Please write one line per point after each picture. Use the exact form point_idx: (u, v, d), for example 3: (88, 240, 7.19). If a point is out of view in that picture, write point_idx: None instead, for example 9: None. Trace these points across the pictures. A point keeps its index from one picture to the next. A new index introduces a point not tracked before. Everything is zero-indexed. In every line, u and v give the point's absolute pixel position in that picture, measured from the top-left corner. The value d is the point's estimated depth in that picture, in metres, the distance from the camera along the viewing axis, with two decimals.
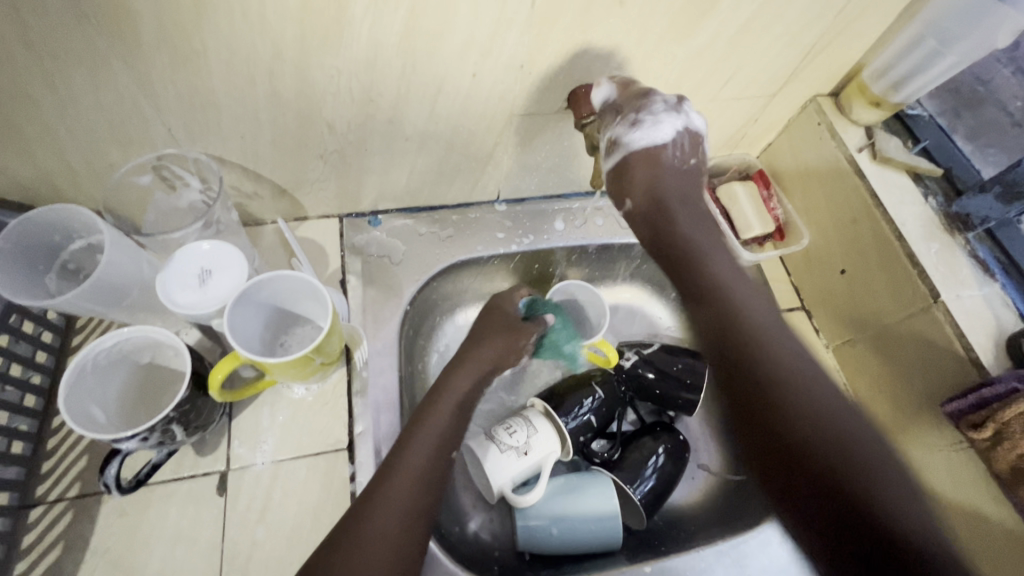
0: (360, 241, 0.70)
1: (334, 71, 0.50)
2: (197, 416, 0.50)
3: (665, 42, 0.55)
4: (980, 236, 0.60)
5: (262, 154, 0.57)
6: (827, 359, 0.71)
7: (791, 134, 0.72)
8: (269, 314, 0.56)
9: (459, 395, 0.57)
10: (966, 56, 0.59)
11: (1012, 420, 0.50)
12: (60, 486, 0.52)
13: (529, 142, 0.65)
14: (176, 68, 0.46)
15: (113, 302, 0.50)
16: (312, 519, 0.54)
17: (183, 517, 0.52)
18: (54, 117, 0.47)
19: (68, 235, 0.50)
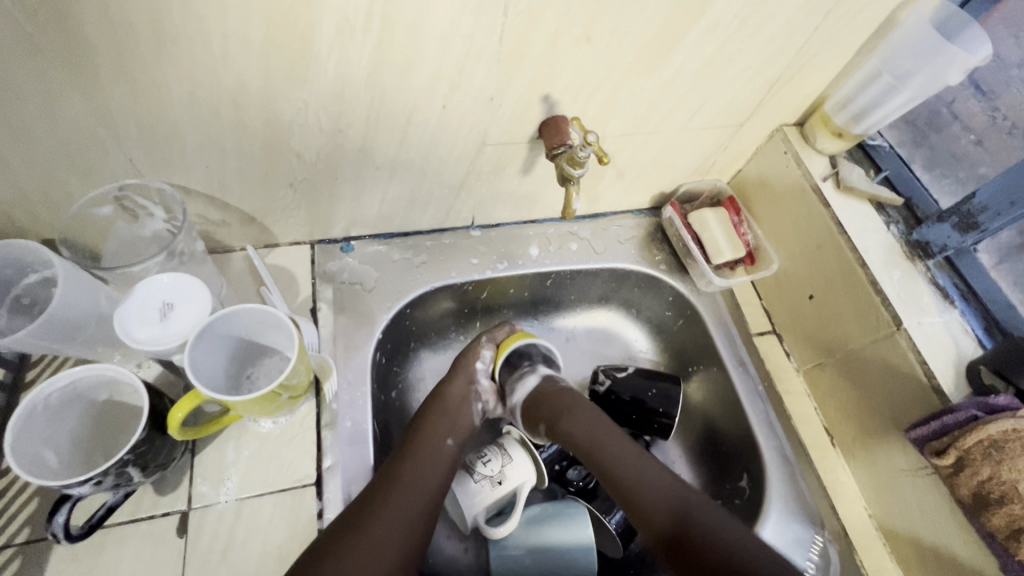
0: (332, 268, 0.69)
1: (301, 103, 0.50)
2: (156, 455, 0.48)
3: (632, 75, 0.56)
4: (940, 264, 0.62)
5: (229, 183, 0.57)
6: (798, 383, 0.72)
7: (759, 162, 0.74)
8: (234, 347, 0.55)
9: (438, 434, 0.61)
10: (921, 91, 0.61)
11: (972, 447, 0.50)
12: (8, 531, 0.49)
13: (501, 170, 0.65)
14: (136, 100, 0.45)
15: (67, 339, 0.48)
16: (276, 559, 0.52)
17: (140, 560, 0.50)
18: (7, 149, 0.46)
19: (21, 268, 0.48)
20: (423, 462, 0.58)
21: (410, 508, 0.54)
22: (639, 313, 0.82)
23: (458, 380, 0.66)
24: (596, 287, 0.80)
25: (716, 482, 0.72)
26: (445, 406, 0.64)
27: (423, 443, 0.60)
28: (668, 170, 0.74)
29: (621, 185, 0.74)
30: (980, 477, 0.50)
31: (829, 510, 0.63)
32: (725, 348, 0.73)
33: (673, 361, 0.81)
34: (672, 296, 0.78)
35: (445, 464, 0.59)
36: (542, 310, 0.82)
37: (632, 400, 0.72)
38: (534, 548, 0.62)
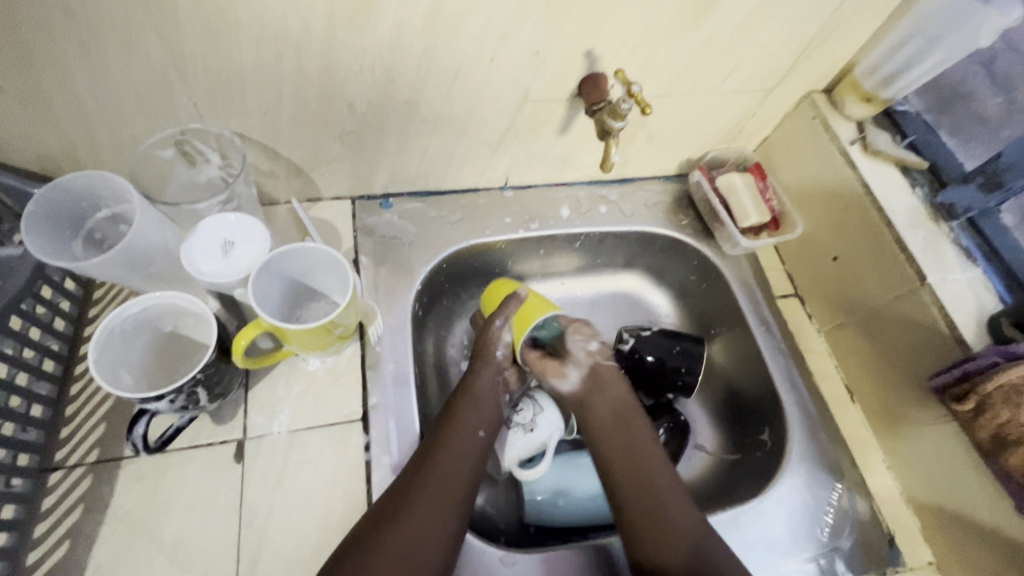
0: (372, 223, 0.72)
1: (359, 50, 0.52)
2: (220, 381, 0.51)
3: (672, 33, 0.58)
4: (963, 225, 0.64)
5: (283, 131, 0.59)
6: (819, 343, 0.74)
7: (786, 128, 0.76)
8: (288, 287, 0.57)
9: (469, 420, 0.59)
10: (950, 55, 0.63)
11: (992, 391, 0.53)
12: (79, 452, 0.53)
13: (538, 129, 0.67)
14: (208, 42, 0.48)
15: (139, 269, 0.51)
16: (327, 486, 0.55)
17: (201, 483, 0.54)
18: (85, 87, 0.49)
19: (94, 203, 0.51)
20: (454, 451, 0.56)
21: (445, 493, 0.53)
22: (663, 277, 0.85)
23: (487, 365, 0.64)
24: (623, 250, 0.83)
25: (738, 437, 0.75)
26: (476, 395, 0.61)
27: (459, 421, 0.59)
28: (697, 135, 0.76)
29: (651, 149, 0.76)
30: (999, 421, 0.53)
31: (849, 461, 0.66)
32: (750, 309, 0.75)
33: (696, 324, 0.83)
34: (697, 259, 0.80)
35: (475, 454, 0.57)
36: (569, 272, 0.84)
37: (656, 359, 0.74)
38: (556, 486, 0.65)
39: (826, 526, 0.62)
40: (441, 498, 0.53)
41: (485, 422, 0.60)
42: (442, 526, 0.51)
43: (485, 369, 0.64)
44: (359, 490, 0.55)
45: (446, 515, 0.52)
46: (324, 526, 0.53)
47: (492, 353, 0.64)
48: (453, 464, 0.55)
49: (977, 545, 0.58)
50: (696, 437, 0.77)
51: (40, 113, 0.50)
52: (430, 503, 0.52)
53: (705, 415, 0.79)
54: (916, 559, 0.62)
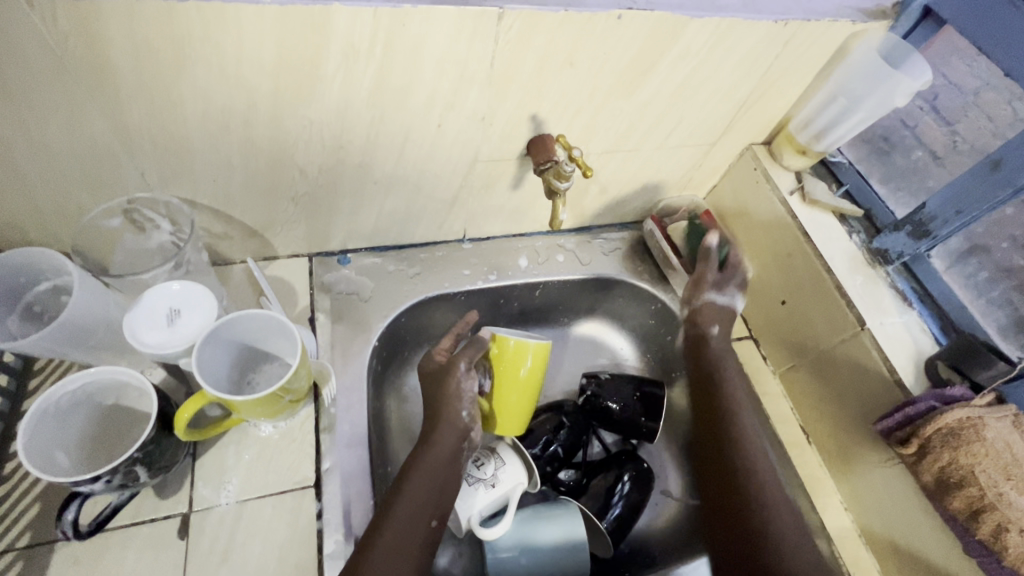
0: (329, 279, 0.72)
1: (307, 121, 0.53)
2: (162, 456, 0.50)
3: (612, 98, 0.61)
4: (898, 269, 0.68)
5: (235, 197, 0.60)
6: (775, 385, 0.76)
7: (732, 178, 0.80)
8: (236, 353, 0.57)
9: (428, 488, 0.56)
10: (875, 112, 0.67)
11: (931, 435, 0.54)
12: (9, 536, 0.50)
13: (492, 186, 0.69)
14: (153, 118, 0.49)
15: (79, 341, 0.50)
16: (276, 559, 0.53)
17: (141, 562, 0.51)
18: (27, 163, 0.49)
19: (34, 276, 0.51)
20: (406, 528, 0.53)
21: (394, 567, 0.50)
22: (623, 322, 0.86)
23: (449, 431, 0.60)
24: (583, 297, 0.84)
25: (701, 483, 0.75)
26: (435, 465, 0.58)
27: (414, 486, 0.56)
28: (648, 185, 0.78)
29: (605, 200, 0.79)
30: (940, 463, 0.54)
31: (807, 504, 0.67)
32: (707, 353, 0.77)
33: (657, 367, 0.84)
34: (654, 304, 0.82)
35: (416, 548, 0.53)
36: (531, 319, 0.85)
37: (619, 407, 0.74)
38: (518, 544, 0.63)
39: None
40: None
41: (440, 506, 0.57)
42: None
43: (439, 447, 0.59)
44: (310, 562, 0.54)
45: None
46: None
47: (455, 413, 0.61)
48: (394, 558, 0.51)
49: None
50: (662, 482, 0.78)
51: None
52: None
53: (669, 460, 0.79)
54: None
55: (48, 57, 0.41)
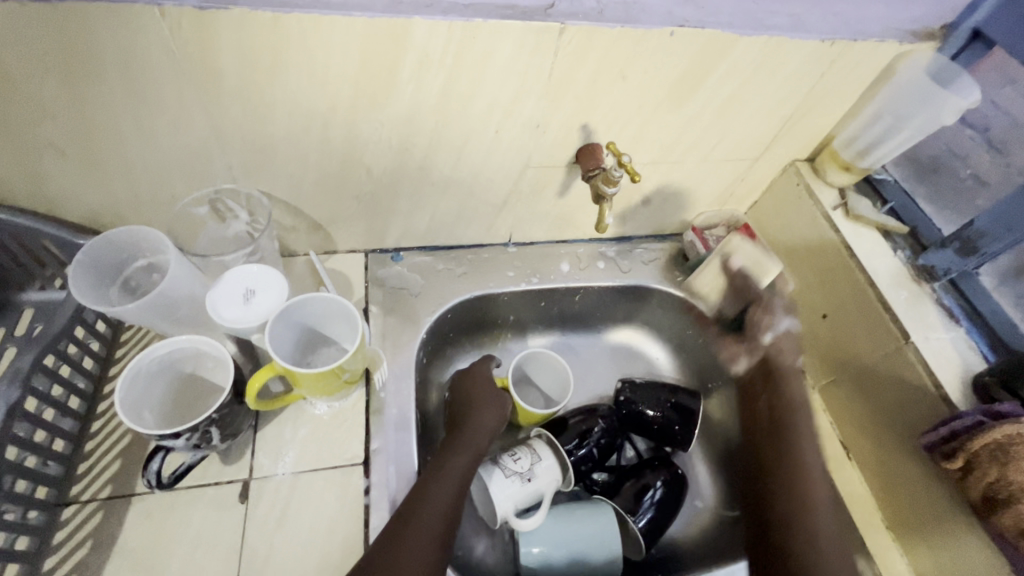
0: (383, 274, 0.76)
1: (378, 123, 0.58)
2: (232, 421, 0.54)
3: (660, 110, 0.64)
4: (945, 286, 0.67)
5: (306, 192, 0.65)
6: (814, 399, 0.76)
7: (774, 194, 0.81)
8: (300, 334, 0.61)
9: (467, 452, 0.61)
10: (921, 131, 0.69)
11: (979, 450, 0.54)
12: (92, 488, 0.55)
13: (540, 191, 0.73)
14: (246, 117, 0.55)
15: (167, 314, 0.56)
16: (326, 528, 0.56)
17: (205, 522, 0.55)
18: (136, 154, 0.55)
19: (132, 254, 0.57)
20: (444, 484, 0.57)
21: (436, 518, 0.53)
22: (661, 331, 0.88)
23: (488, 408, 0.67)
24: (622, 304, 0.86)
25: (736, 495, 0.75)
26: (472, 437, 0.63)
27: (456, 455, 0.60)
28: (690, 198, 0.81)
29: (647, 210, 0.81)
30: (988, 479, 0.53)
31: (847, 520, 0.66)
32: (745, 364, 0.77)
33: (693, 378, 0.85)
34: (692, 314, 0.83)
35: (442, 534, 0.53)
36: (570, 324, 0.87)
37: (655, 413, 0.76)
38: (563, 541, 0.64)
39: None
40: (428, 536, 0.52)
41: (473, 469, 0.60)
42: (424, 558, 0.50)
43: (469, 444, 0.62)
44: (356, 534, 0.57)
45: (432, 543, 0.52)
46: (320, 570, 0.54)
47: (490, 406, 0.67)
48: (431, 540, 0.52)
49: None
50: (695, 492, 0.78)
51: (92, 174, 0.56)
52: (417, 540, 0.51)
53: (702, 469, 0.80)
54: None
55: (169, 60, 0.48)
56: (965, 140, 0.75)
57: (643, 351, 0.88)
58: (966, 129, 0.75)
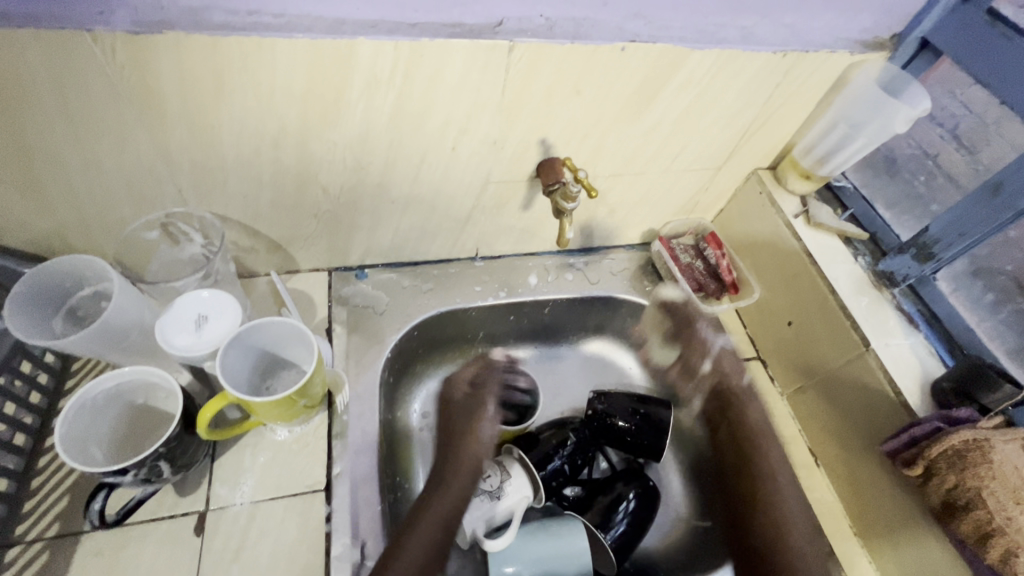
0: (347, 292, 0.75)
1: (331, 144, 0.57)
2: (184, 453, 0.53)
3: (619, 123, 0.64)
4: (904, 291, 0.68)
5: (262, 214, 0.64)
6: (782, 406, 0.76)
7: (738, 202, 0.82)
8: (257, 358, 0.60)
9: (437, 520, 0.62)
10: (876, 138, 0.69)
11: (937, 457, 0.54)
12: (38, 526, 0.53)
13: (503, 206, 0.72)
14: (192, 141, 0.53)
15: (115, 344, 0.54)
16: (286, 559, 0.55)
17: (159, 557, 0.54)
18: (79, 179, 0.54)
19: (78, 282, 0.55)
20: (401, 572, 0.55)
21: None
22: (630, 340, 0.88)
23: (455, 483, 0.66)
24: (591, 315, 0.86)
25: (708, 504, 0.75)
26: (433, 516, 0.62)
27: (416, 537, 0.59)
28: (655, 207, 0.81)
29: (613, 221, 0.81)
30: (947, 485, 0.54)
31: (816, 529, 0.66)
32: (712, 373, 0.77)
33: (664, 387, 0.85)
34: (661, 324, 0.83)
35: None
36: (540, 337, 0.87)
37: (627, 425, 0.74)
38: (541, 560, 0.63)
39: None
40: None
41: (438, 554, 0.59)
42: None
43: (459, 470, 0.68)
44: (317, 563, 0.55)
45: None
46: None
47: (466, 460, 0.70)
48: None
49: None
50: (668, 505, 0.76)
51: (35, 200, 0.54)
52: None
53: (676, 481, 0.79)
54: None
55: (106, 86, 0.47)
56: (937, 140, 0.74)
57: (613, 361, 0.88)
58: (936, 127, 0.74)
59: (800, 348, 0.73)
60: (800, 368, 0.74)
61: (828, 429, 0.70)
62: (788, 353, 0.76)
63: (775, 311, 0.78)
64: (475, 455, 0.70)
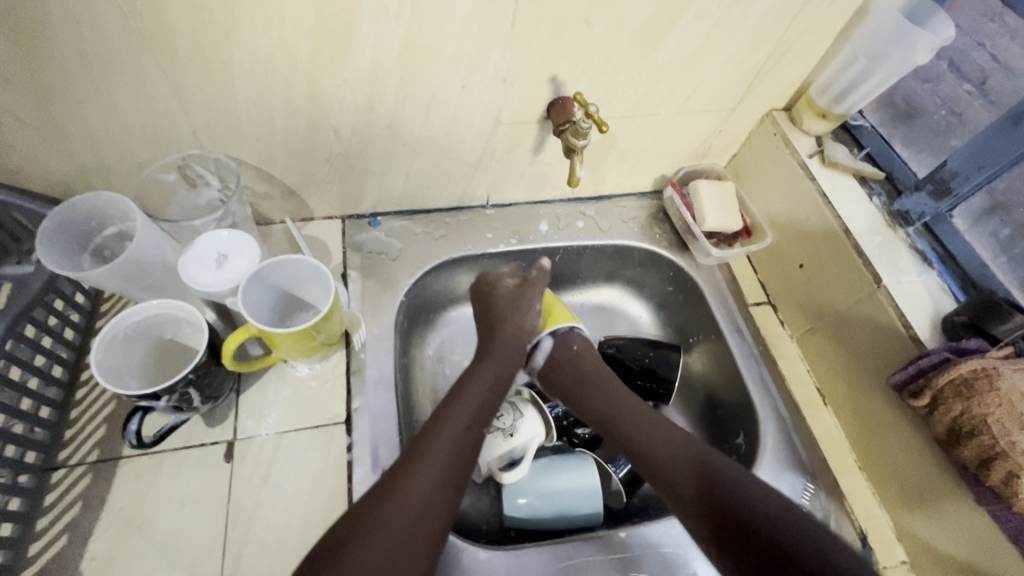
0: (360, 239, 0.76)
1: (341, 81, 0.57)
2: (211, 383, 0.55)
3: (631, 59, 0.63)
4: (919, 231, 0.68)
5: (276, 157, 0.65)
6: (792, 348, 0.77)
7: (752, 145, 0.81)
8: (276, 297, 0.62)
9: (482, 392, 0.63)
10: (895, 72, 0.67)
11: (945, 387, 0.55)
12: (80, 452, 0.57)
13: (514, 149, 0.72)
14: (205, 80, 0.54)
15: (139, 280, 0.56)
16: (311, 485, 0.58)
17: (193, 481, 0.57)
18: (97, 120, 0.55)
19: (102, 222, 0.57)
20: (449, 440, 0.57)
21: (439, 471, 0.55)
22: (641, 289, 0.88)
23: (499, 360, 0.67)
24: (602, 263, 0.86)
25: (716, 443, 0.76)
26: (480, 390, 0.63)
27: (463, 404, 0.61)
28: (667, 152, 0.80)
29: (625, 166, 0.81)
30: (953, 413, 0.55)
31: (822, 463, 0.67)
32: (722, 317, 0.78)
33: (675, 333, 0.86)
34: (672, 271, 0.83)
35: (460, 460, 0.57)
36: (551, 285, 0.88)
37: (637, 367, 0.76)
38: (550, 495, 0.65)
39: None
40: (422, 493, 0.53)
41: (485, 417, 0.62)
42: (424, 517, 0.52)
43: (455, 416, 0.59)
44: (340, 487, 0.58)
45: (439, 481, 0.54)
46: (306, 523, 0.56)
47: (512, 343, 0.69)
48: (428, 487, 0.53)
49: (946, 542, 0.59)
50: None
51: (57, 142, 0.56)
52: (415, 497, 0.52)
53: (685, 423, 0.81)
54: (889, 557, 0.63)
55: (120, 21, 0.47)
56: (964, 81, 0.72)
57: (624, 310, 0.89)
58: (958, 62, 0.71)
59: (810, 290, 0.74)
60: (810, 310, 0.74)
61: (838, 369, 0.71)
62: (798, 297, 0.76)
63: (784, 255, 0.78)
64: (473, 400, 0.62)
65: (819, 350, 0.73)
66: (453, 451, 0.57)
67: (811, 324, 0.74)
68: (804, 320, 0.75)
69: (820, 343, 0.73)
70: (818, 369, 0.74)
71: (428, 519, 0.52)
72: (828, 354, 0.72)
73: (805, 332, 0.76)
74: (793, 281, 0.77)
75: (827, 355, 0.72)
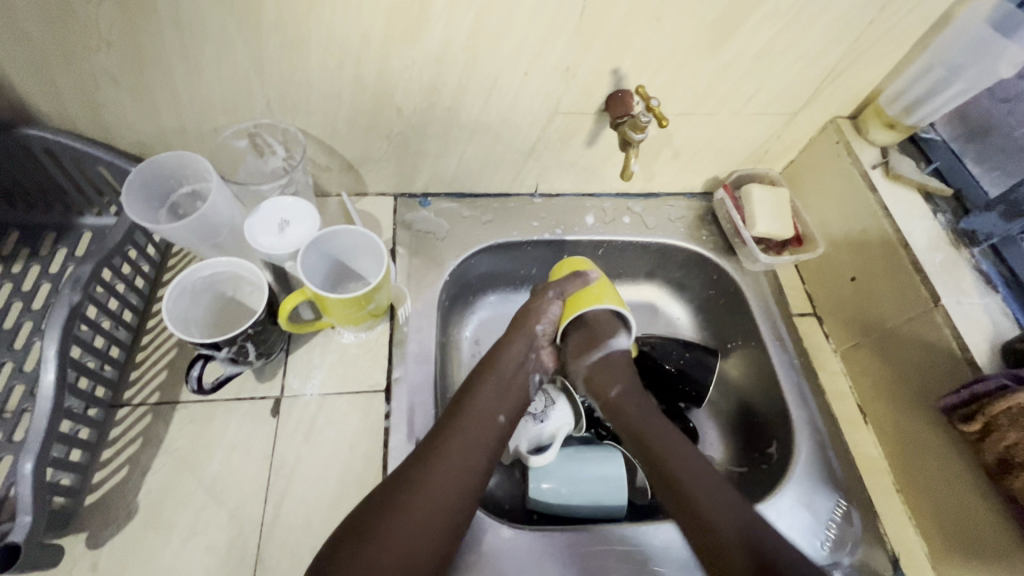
0: (410, 217, 0.78)
1: (409, 61, 0.59)
2: (265, 340, 0.58)
3: (696, 55, 0.63)
4: (985, 252, 0.65)
5: (339, 131, 0.67)
6: (835, 362, 0.75)
7: (811, 152, 0.79)
8: (331, 264, 0.64)
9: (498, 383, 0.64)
10: (973, 83, 0.65)
11: (999, 414, 0.53)
12: (143, 393, 0.61)
13: (568, 139, 0.73)
14: (283, 53, 0.57)
15: (208, 238, 0.60)
16: (348, 446, 0.61)
17: (242, 430, 0.60)
18: (182, 86, 0.59)
19: (179, 181, 0.61)
20: (467, 430, 0.59)
21: (459, 460, 0.57)
22: (681, 289, 0.88)
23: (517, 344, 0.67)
24: (645, 261, 0.86)
25: (746, 451, 0.76)
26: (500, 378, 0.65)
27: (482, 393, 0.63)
28: (721, 153, 0.79)
29: (676, 165, 0.80)
30: (1007, 442, 0.53)
31: (858, 481, 0.66)
32: (764, 324, 0.76)
33: (712, 338, 0.85)
34: (716, 274, 0.82)
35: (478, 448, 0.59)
36: None
37: (675, 369, 0.75)
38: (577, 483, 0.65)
39: (827, 539, 0.62)
40: (442, 480, 0.55)
41: (502, 407, 0.63)
42: (444, 504, 0.54)
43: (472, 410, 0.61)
44: (377, 451, 0.61)
45: (460, 471, 0.56)
46: (342, 481, 0.59)
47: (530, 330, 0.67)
48: (445, 476, 0.55)
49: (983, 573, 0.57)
50: (705, 448, 0.78)
51: (144, 104, 0.60)
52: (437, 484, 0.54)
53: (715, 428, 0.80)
54: None
55: None
56: None
57: (663, 310, 0.89)
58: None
59: (860, 304, 0.72)
60: (858, 325, 0.72)
61: (882, 388, 0.69)
62: (847, 311, 0.74)
63: (835, 266, 0.76)
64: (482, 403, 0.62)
65: (863, 365, 0.71)
66: (471, 447, 0.58)
67: (859, 340, 0.72)
68: (852, 334, 0.73)
69: (866, 359, 0.71)
70: (862, 386, 0.71)
71: (448, 505, 0.54)
72: (874, 372, 0.70)
73: (851, 347, 0.73)
74: (840, 293, 0.75)
75: (873, 373, 0.70)
